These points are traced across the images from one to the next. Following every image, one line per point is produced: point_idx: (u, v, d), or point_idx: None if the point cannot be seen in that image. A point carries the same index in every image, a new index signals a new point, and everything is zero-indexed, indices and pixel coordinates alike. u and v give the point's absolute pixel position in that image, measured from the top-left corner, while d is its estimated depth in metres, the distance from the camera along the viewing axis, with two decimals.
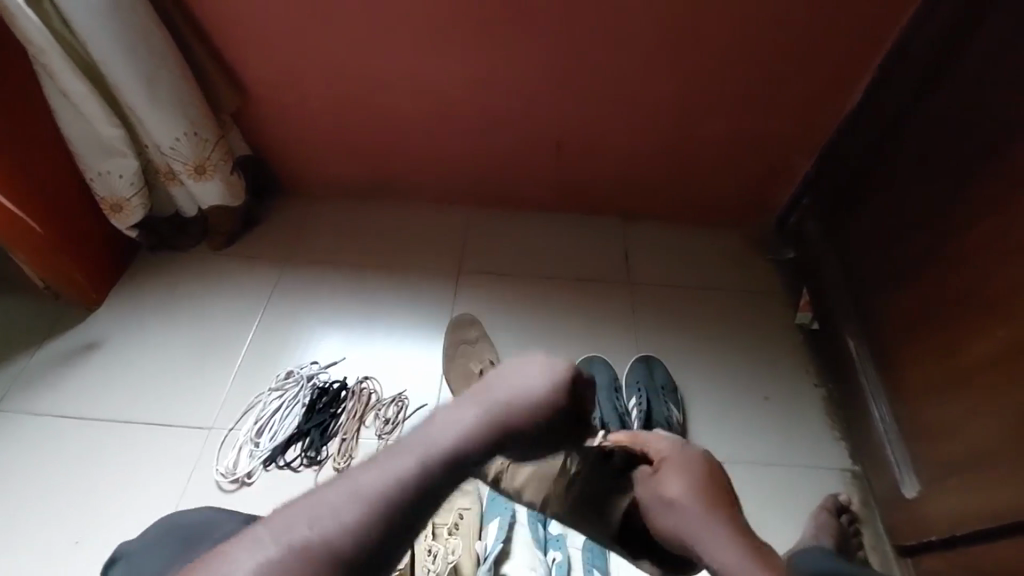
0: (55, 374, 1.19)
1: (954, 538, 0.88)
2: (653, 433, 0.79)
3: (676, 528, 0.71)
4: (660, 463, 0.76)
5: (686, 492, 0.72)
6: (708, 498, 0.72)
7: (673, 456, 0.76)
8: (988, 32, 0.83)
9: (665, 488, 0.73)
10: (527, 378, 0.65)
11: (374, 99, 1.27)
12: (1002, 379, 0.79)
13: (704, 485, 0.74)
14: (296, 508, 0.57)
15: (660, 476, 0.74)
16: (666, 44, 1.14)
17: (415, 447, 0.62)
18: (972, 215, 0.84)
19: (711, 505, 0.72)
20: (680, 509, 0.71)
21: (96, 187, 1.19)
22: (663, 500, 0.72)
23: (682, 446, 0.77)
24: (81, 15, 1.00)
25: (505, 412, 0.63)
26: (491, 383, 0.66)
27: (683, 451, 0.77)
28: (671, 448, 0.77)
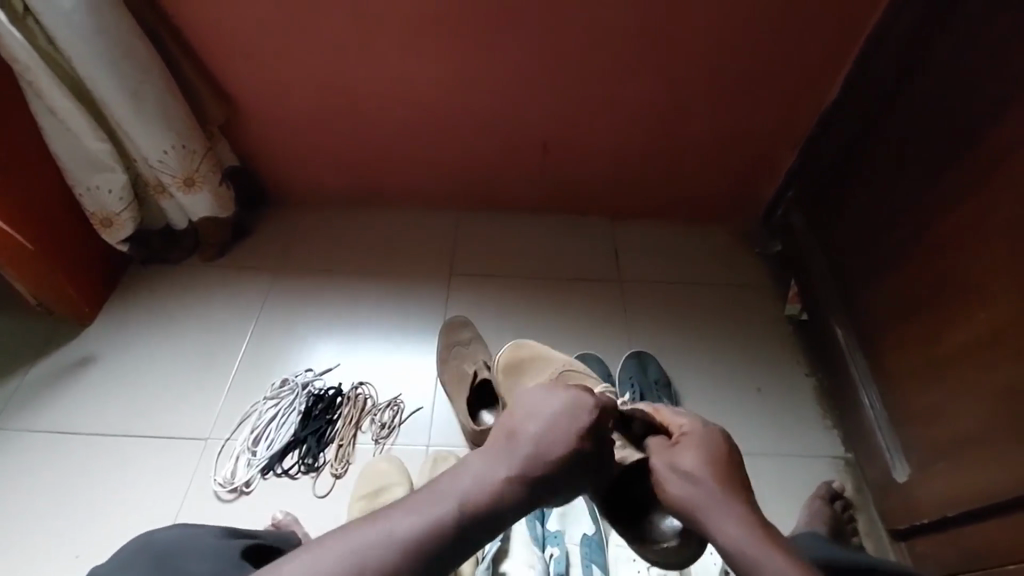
0: (49, 390, 1.19)
1: (946, 520, 0.90)
2: (677, 410, 0.77)
3: (686, 499, 0.67)
4: (679, 437, 0.72)
5: (701, 467, 0.68)
6: (722, 475, 0.68)
7: (694, 432, 0.72)
8: (960, 23, 0.85)
9: (681, 461, 0.69)
10: (553, 418, 0.65)
11: (361, 107, 1.28)
12: (987, 361, 0.81)
13: (722, 465, 0.69)
14: (332, 546, 0.58)
15: (678, 447, 0.71)
16: (648, 44, 1.16)
17: (449, 492, 0.61)
18: (951, 202, 0.86)
19: (727, 485, 0.67)
20: (692, 481, 0.67)
21: (86, 203, 1.20)
22: (677, 471, 0.69)
23: (706, 425, 0.73)
24: (66, 31, 1.01)
25: (538, 458, 0.63)
26: (516, 426, 0.65)
27: (706, 430, 0.72)
28: (692, 424, 0.73)
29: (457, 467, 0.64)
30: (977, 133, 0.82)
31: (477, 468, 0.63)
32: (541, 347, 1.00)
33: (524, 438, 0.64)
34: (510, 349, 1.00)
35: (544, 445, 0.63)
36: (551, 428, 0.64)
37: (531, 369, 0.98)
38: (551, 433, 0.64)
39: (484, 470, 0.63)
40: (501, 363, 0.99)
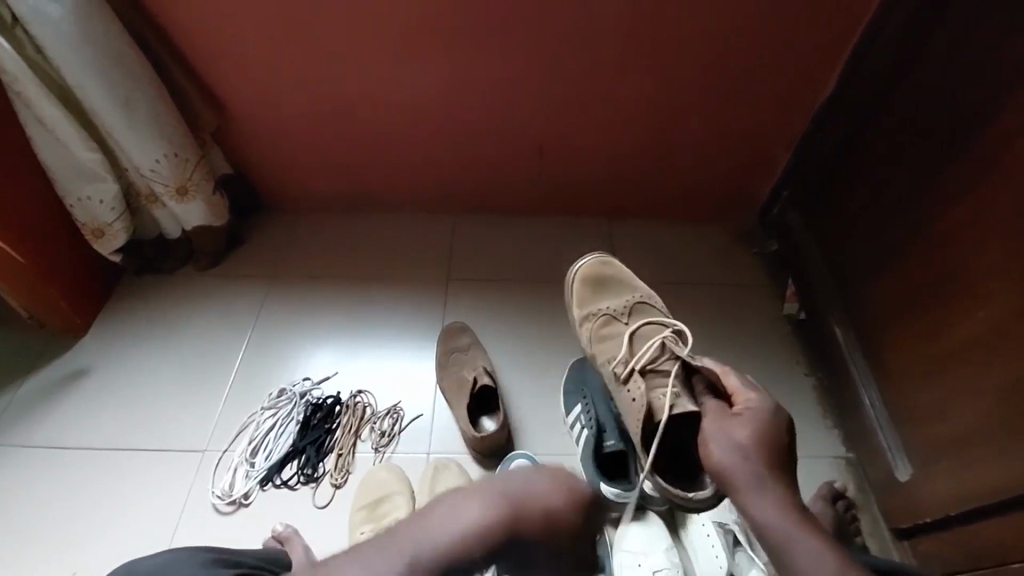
0: (42, 404, 1.17)
1: (950, 518, 0.90)
2: (748, 385, 0.81)
3: (729, 468, 0.73)
4: (741, 410, 0.78)
5: (754, 444, 0.74)
6: (769, 455, 0.73)
7: (758, 411, 0.77)
8: (953, 22, 0.86)
9: (736, 433, 0.75)
10: (543, 498, 0.70)
11: (355, 112, 1.27)
12: (988, 358, 0.81)
13: (774, 448, 0.74)
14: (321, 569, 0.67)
15: (737, 419, 0.76)
16: (642, 46, 1.16)
17: (426, 531, 0.69)
18: (948, 199, 0.86)
19: (773, 467, 0.73)
20: (740, 453, 0.73)
21: (77, 214, 1.18)
22: (730, 438, 0.74)
23: (772, 407, 0.77)
24: (54, 40, 1.00)
25: (508, 511, 0.69)
26: (504, 491, 0.71)
27: (771, 412, 0.77)
28: (757, 402, 0.78)
29: (439, 505, 0.72)
30: (972, 132, 0.82)
31: (457, 520, 0.69)
32: (624, 274, 1.07)
33: (507, 506, 0.70)
34: (595, 263, 1.07)
35: (522, 526, 0.69)
36: (538, 508, 0.70)
37: (610, 287, 1.05)
38: (534, 514, 0.70)
39: (461, 527, 0.69)
40: (586, 270, 1.06)
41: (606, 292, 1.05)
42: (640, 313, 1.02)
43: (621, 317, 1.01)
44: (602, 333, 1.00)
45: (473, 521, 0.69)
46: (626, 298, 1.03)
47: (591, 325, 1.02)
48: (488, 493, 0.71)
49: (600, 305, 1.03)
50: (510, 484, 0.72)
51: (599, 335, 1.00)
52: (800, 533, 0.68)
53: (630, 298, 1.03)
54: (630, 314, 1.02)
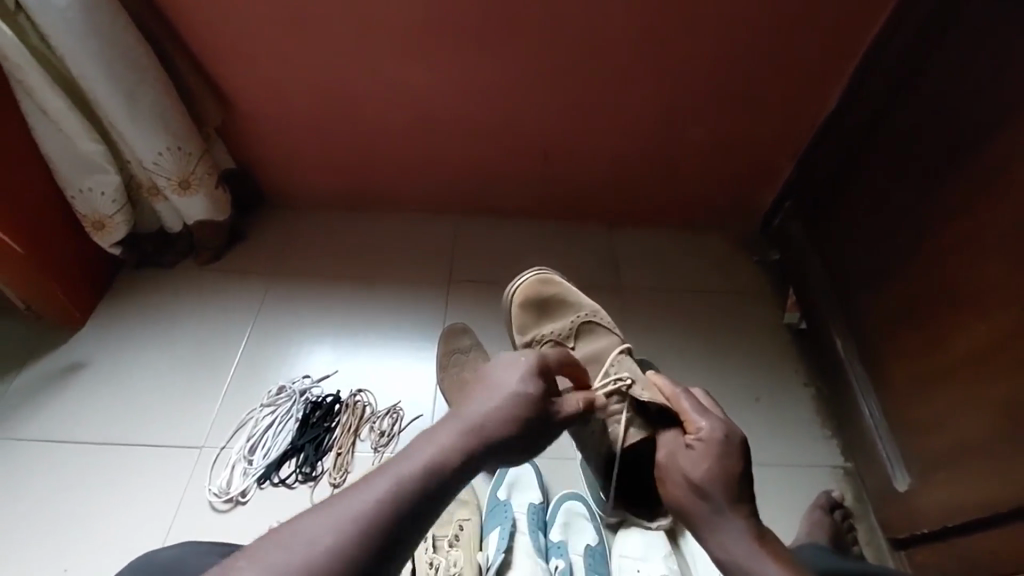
0: (37, 396, 1.16)
1: (947, 529, 0.90)
2: (700, 407, 0.77)
3: (689, 507, 0.73)
4: (694, 440, 0.74)
5: (708, 481, 0.72)
6: (729, 488, 0.71)
7: (710, 441, 0.73)
8: (961, 37, 0.86)
9: (691, 471, 0.73)
10: (503, 384, 0.65)
11: (361, 111, 1.27)
12: (990, 370, 0.81)
13: (732, 478, 0.72)
14: (316, 516, 0.55)
15: (691, 455, 0.74)
16: (650, 52, 1.16)
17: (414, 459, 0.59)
18: (951, 213, 0.87)
19: (733, 499, 0.71)
20: (696, 491, 0.73)
21: (77, 205, 1.17)
22: (687, 477, 0.73)
23: (725, 434, 0.74)
24: (59, 29, 0.99)
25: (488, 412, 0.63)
26: (470, 400, 0.66)
27: (724, 440, 0.73)
28: (710, 431, 0.74)
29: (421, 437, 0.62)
30: (975, 146, 0.83)
31: (429, 442, 0.61)
32: (566, 288, 1.01)
33: (475, 403, 0.64)
34: (534, 282, 1.01)
35: (494, 418, 0.63)
36: (504, 392, 0.65)
37: (551, 307, 1.01)
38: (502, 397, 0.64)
39: (441, 442, 0.61)
40: (524, 292, 1.00)
41: (549, 316, 1.01)
42: (586, 335, 0.99)
43: (567, 340, 0.99)
44: None
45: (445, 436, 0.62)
46: (571, 320, 0.99)
47: None
48: (454, 411, 0.65)
49: (544, 330, 1.00)
50: (470, 388, 0.68)
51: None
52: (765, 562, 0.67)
53: (574, 319, 0.99)
54: (576, 335, 0.99)
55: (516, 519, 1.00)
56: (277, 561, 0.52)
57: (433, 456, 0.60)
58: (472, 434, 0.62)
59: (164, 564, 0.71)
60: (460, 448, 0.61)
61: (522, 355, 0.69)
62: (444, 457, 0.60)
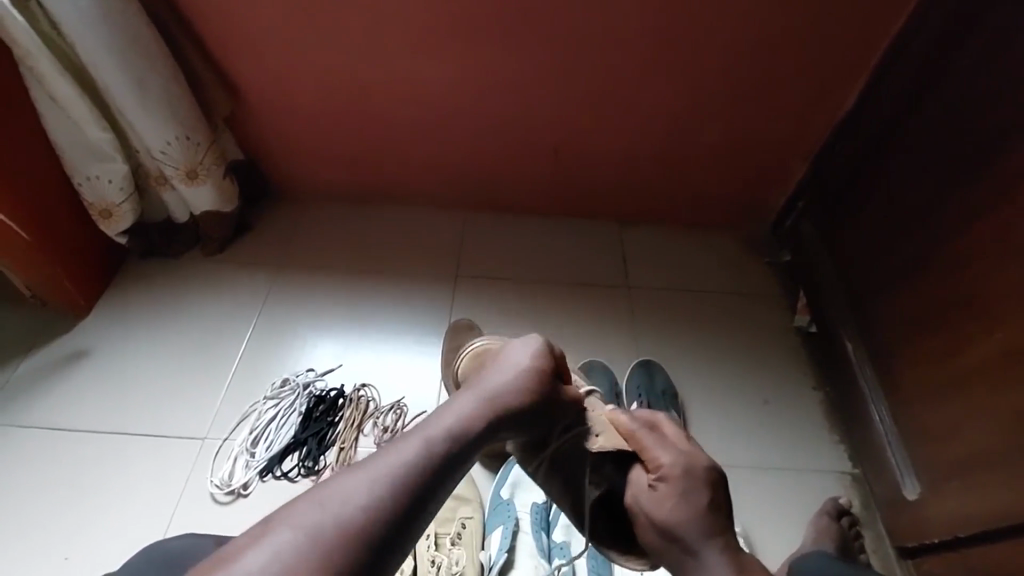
0: (44, 383, 1.16)
1: (956, 539, 0.89)
2: (659, 440, 0.74)
3: (661, 547, 0.73)
4: (656, 480, 0.73)
5: (673, 520, 0.71)
6: (696, 526, 0.71)
7: (671, 479, 0.72)
8: (984, 38, 0.84)
9: (657, 511, 0.72)
10: (513, 362, 0.72)
11: (370, 103, 1.26)
12: (1002, 380, 0.79)
13: (700, 512, 0.71)
14: (345, 479, 0.56)
15: (655, 496, 0.72)
16: (664, 47, 1.14)
17: (439, 424, 0.63)
18: (970, 218, 0.85)
19: (703, 534, 0.71)
20: (664, 532, 0.72)
21: (85, 193, 1.17)
22: (652, 520, 0.72)
23: (684, 468, 0.72)
24: (69, 16, 0.98)
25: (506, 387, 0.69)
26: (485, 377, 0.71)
27: (684, 474, 0.72)
28: (670, 468, 0.72)
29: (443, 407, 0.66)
30: (995, 153, 0.81)
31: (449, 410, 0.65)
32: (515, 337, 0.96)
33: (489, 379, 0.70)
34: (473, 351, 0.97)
35: (510, 390, 0.69)
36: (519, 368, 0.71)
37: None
38: (517, 375, 0.71)
39: (461, 412, 0.65)
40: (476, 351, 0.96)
41: None
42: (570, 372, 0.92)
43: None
44: None
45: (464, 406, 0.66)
46: None
47: None
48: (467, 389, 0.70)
49: None
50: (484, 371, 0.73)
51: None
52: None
53: None
54: None
55: (519, 519, 0.99)
56: (317, 519, 0.52)
57: (458, 419, 0.64)
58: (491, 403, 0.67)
59: (161, 561, 0.70)
60: (482, 412, 0.66)
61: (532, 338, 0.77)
62: (466, 422, 0.64)
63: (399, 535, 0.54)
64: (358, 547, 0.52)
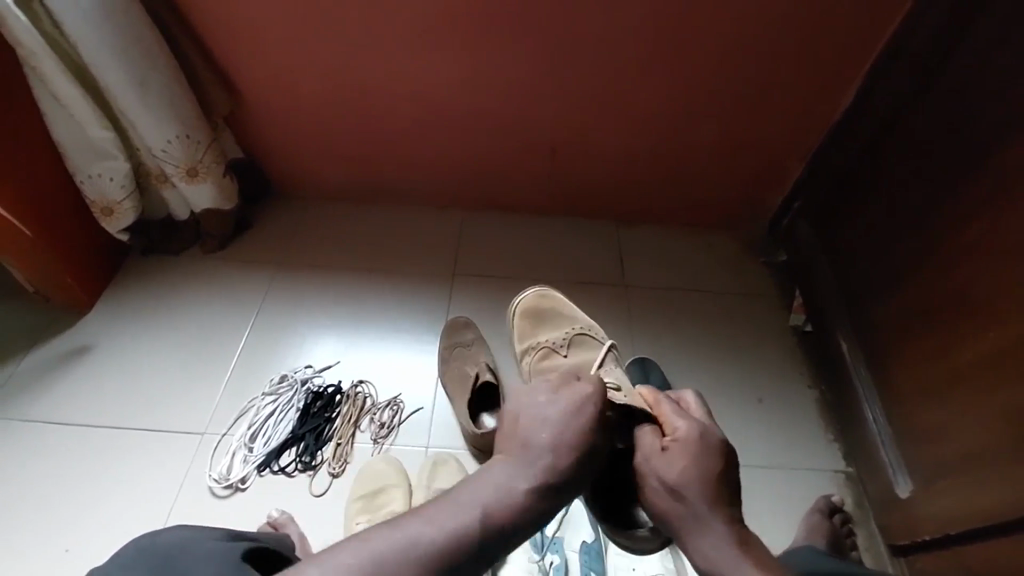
0: (45, 378, 1.17)
1: (947, 536, 0.89)
2: (677, 409, 0.73)
3: (669, 510, 0.68)
4: (669, 442, 0.70)
5: (683, 481, 0.67)
6: (706, 491, 0.67)
7: (686, 443, 0.69)
8: (980, 39, 0.84)
9: (667, 471, 0.69)
10: (554, 433, 0.65)
11: (369, 103, 1.27)
12: (996, 379, 0.80)
13: (713, 480, 0.68)
14: (385, 542, 0.58)
15: (665, 457, 0.69)
16: (662, 46, 1.15)
17: (477, 501, 0.62)
18: (964, 217, 0.85)
19: (711, 503, 0.67)
20: (673, 494, 0.68)
21: (87, 190, 1.18)
22: (660, 480, 0.69)
23: (701, 435, 0.70)
24: (71, 16, 0.99)
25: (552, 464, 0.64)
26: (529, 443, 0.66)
27: (699, 440, 0.69)
28: (686, 432, 0.70)
29: (484, 476, 0.64)
30: (989, 153, 0.82)
31: (495, 481, 0.63)
32: (564, 304, 1.03)
33: (536, 452, 0.65)
34: (459, 327, 1.21)
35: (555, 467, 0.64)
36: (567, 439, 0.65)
37: (550, 318, 1.02)
38: (553, 453, 0.65)
39: (503, 490, 0.63)
40: (523, 305, 1.03)
41: (546, 325, 1.02)
42: (580, 345, 0.98)
43: (560, 349, 0.98)
44: (540, 367, 0.98)
45: (514, 480, 0.63)
46: (566, 330, 1.00)
47: (531, 360, 1.00)
48: (516, 450, 0.66)
49: (540, 337, 1.01)
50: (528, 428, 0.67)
51: (537, 370, 0.98)
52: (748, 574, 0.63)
53: (569, 329, 1.00)
54: (568, 345, 0.98)
55: None
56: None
57: (492, 503, 0.62)
58: (543, 478, 0.64)
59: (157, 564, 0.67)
60: (517, 496, 0.63)
61: (586, 393, 0.69)
62: (508, 501, 0.62)
63: None
64: None
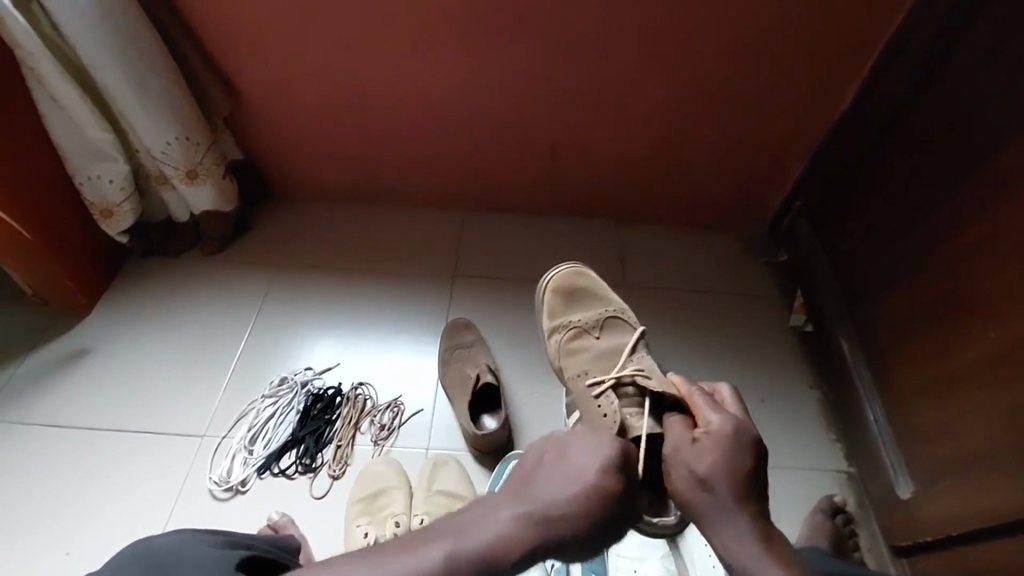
0: (44, 381, 1.17)
1: (949, 538, 0.89)
2: (712, 403, 0.73)
3: (694, 501, 0.68)
4: (702, 434, 0.70)
5: (713, 474, 0.67)
6: (735, 487, 0.66)
7: (719, 436, 0.69)
8: (981, 38, 0.84)
9: (697, 463, 0.68)
10: (556, 475, 0.63)
11: (368, 104, 1.27)
12: (998, 379, 0.79)
13: (743, 476, 0.67)
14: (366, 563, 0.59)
15: (697, 448, 0.69)
16: (662, 47, 1.15)
17: (466, 534, 0.60)
18: (965, 217, 0.85)
19: (738, 498, 0.66)
20: (701, 486, 0.67)
21: (86, 193, 1.18)
22: (691, 473, 0.68)
23: (735, 429, 0.69)
24: (70, 18, 0.99)
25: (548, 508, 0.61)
26: (533, 484, 0.64)
27: (733, 435, 0.69)
28: (720, 425, 0.70)
29: (479, 511, 0.63)
30: (990, 153, 0.82)
31: (490, 516, 0.62)
32: (599, 286, 1.06)
33: (536, 493, 0.62)
34: (459, 328, 1.21)
35: (552, 510, 0.61)
36: (571, 483, 0.62)
37: (582, 298, 1.05)
38: (553, 497, 0.62)
39: (494, 527, 0.61)
40: (558, 281, 1.06)
41: (579, 304, 1.04)
42: (612, 327, 1.01)
43: (592, 330, 1.01)
44: (571, 346, 1.00)
45: (507, 518, 0.61)
46: (599, 311, 1.03)
47: (561, 338, 1.01)
48: (517, 489, 0.64)
49: (572, 316, 1.03)
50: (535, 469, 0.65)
51: (567, 349, 1.00)
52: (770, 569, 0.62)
53: (603, 310, 1.03)
54: (601, 326, 1.01)
55: None
56: None
57: (480, 537, 0.60)
58: (539, 524, 0.61)
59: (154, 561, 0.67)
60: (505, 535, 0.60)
61: (603, 443, 0.65)
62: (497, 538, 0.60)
63: None
64: None
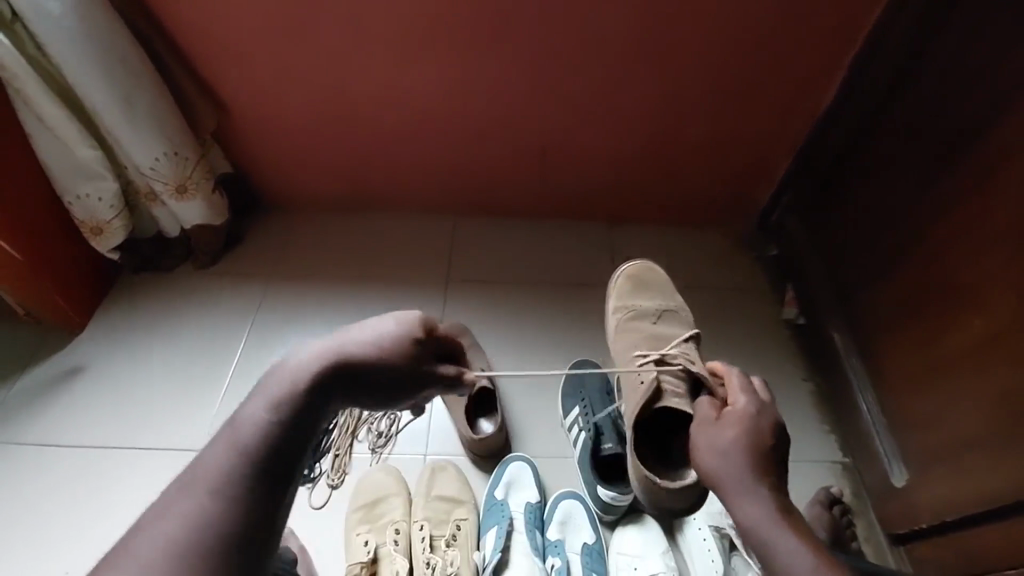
0: (39, 401, 1.17)
1: (944, 523, 0.90)
2: (744, 384, 0.74)
3: (715, 475, 0.68)
4: (726, 412, 0.72)
5: (733, 448, 0.68)
6: (751, 462, 0.67)
7: (743, 414, 0.70)
8: (956, 31, 0.86)
9: (719, 439, 0.70)
10: (363, 335, 0.61)
11: (357, 113, 1.27)
12: (987, 363, 0.80)
13: (762, 452, 0.68)
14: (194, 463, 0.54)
15: (720, 425, 0.71)
16: (644, 47, 1.16)
17: (268, 394, 0.57)
18: (949, 206, 0.86)
19: (755, 472, 0.66)
20: (723, 461, 0.68)
21: (76, 211, 1.18)
22: (712, 444, 0.70)
23: (759, 410, 0.71)
24: (53, 37, 0.99)
25: (352, 353, 0.60)
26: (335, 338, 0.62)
27: (755, 414, 0.70)
28: (745, 405, 0.71)
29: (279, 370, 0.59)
30: (972, 142, 0.83)
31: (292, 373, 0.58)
32: (665, 281, 1.09)
33: (341, 344, 0.60)
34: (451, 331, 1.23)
35: (361, 355, 0.60)
36: (376, 334, 0.62)
37: (649, 288, 1.08)
38: (365, 345, 0.61)
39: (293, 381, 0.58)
40: (632, 270, 1.09)
41: (646, 292, 1.07)
42: (669, 320, 1.04)
43: (650, 316, 1.04)
44: (628, 326, 1.03)
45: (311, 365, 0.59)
46: (660, 303, 1.06)
47: (621, 317, 1.05)
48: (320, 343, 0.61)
49: (636, 302, 1.06)
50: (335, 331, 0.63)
51: (624, 327, 1.04)
52: (783, 537, 0.62)
53: (665, 303, 1.06)
54: (660, 316, 1.04)
55: (513, 518, 1.02)
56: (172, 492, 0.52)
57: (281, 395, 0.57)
58: (344, 362, 0.59)
59: None
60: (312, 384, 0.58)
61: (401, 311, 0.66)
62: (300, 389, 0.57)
63: (250, 509, 0.52)
64: (202, 525, 0.50)
